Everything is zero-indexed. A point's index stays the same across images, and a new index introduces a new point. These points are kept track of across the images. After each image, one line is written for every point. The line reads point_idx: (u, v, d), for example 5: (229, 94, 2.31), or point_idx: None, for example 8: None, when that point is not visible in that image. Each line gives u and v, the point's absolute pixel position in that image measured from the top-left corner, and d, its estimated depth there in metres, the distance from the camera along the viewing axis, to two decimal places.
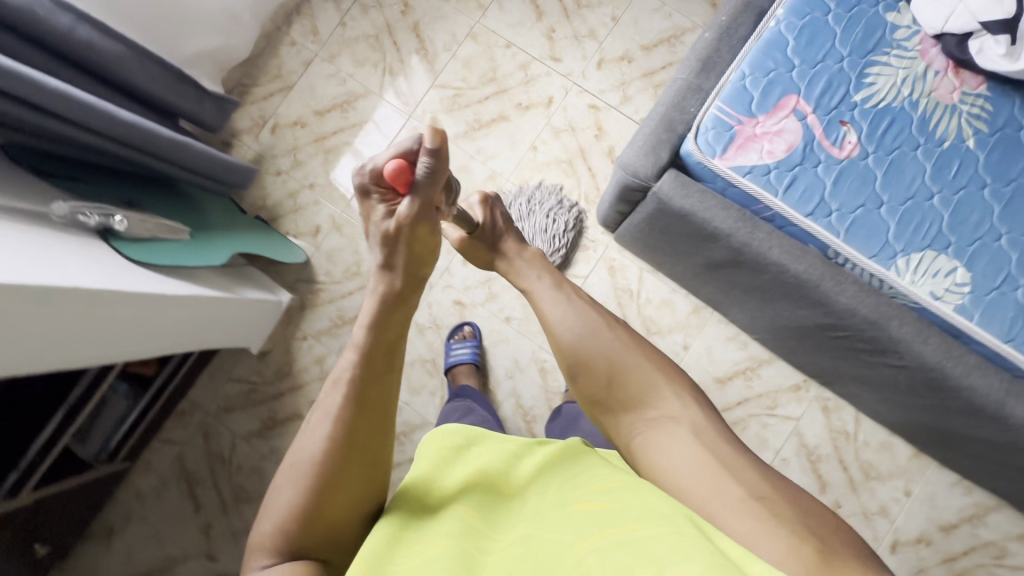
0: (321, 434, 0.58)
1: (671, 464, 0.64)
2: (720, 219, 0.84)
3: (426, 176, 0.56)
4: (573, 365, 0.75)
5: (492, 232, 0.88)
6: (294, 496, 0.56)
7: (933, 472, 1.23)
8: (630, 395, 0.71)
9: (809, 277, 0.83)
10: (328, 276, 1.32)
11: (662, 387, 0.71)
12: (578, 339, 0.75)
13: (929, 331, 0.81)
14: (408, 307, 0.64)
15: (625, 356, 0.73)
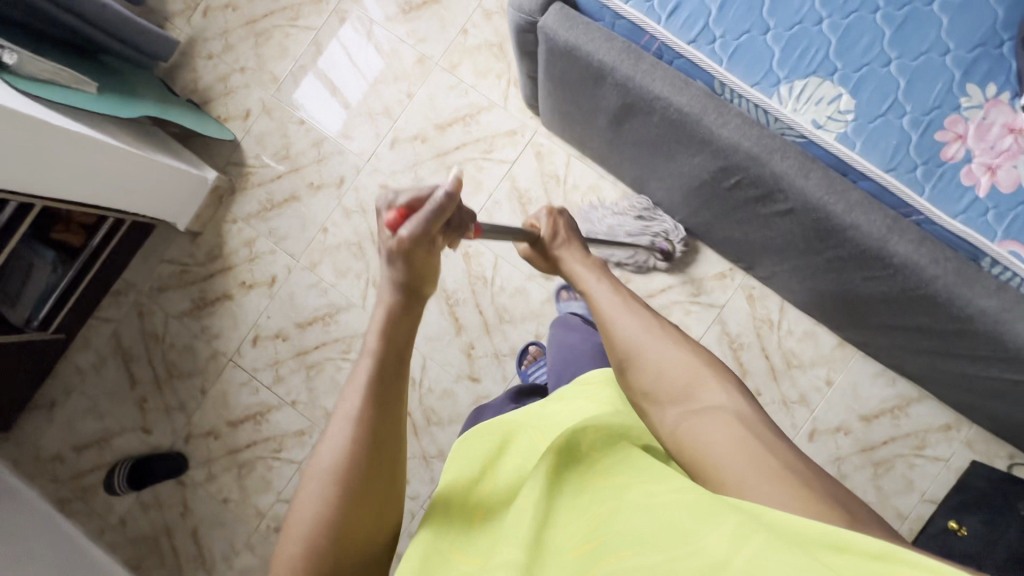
0: (341, 442, 0.47)
1: (715, 450, 0.51)
2: (604, 52, 0.82)
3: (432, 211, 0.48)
4: (619, 356, 0.64)
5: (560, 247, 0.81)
6: (314, 513, 0.46)
7: (857, 362, 1.21)
8: (675, 384, 0.59)
9: (691, 110, 0.80)
10: (258, 160, 1.33)
11: (711, 381, 0.58)
12: (626, 324, 0.65)
13: (811, 165, 0.78)
14: (411, 316, 0.52)
15: (670, 344, 0.62)
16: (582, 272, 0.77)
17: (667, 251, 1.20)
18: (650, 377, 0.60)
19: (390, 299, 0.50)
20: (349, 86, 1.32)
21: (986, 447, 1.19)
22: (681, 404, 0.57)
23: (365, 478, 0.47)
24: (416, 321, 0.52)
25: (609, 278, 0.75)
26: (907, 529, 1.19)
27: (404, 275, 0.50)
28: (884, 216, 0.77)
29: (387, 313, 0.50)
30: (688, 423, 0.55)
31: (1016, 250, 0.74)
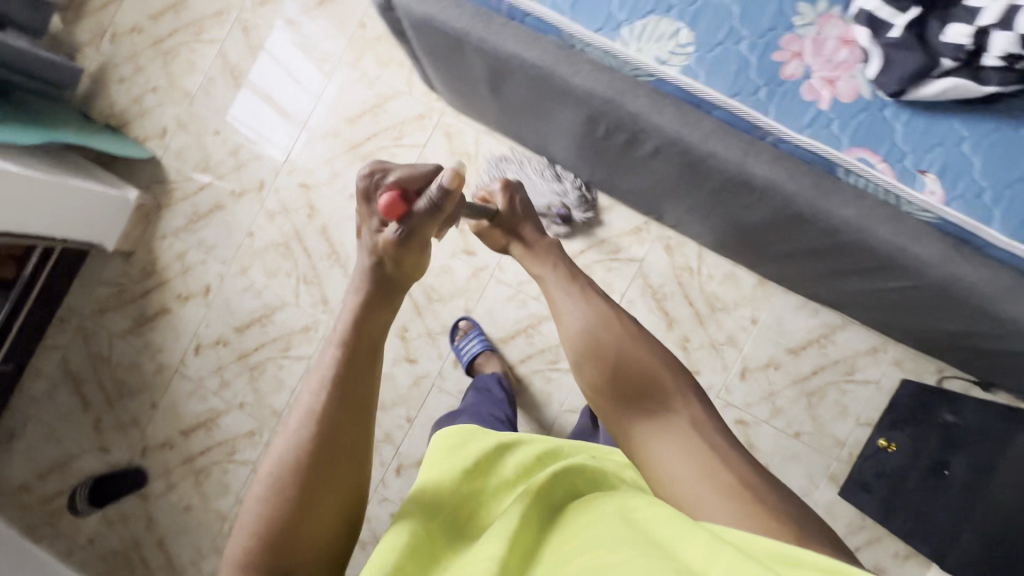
0: (299, 437, 0.53)
1: (667, 464, 0.61)
2: (454, 18, 0.84)
3: (425, 208, 0.58)
4: (578, 354, 0.69)
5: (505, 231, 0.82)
6: (273, 502, 0.52)
7: (779, 297, 1.23)
8: (631, 390, 0.66)
9: (544, 64, 0.83)
10: (179, 174, 1.37)
11: (664, 379, 0.67)
12: (586, 324, 0.69)
13: (664, 101, 0.81)
14: (393, 299, 0.62)
15: (630, 347, 0.68)
16: (535, 263, 0.79)
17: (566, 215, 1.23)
18: (605, 382, 0.67)
19: (364, 291, 0.59)
20: (297, 101, 1.35)
21: (914, 364, 1.20)
22: (636, 408, 0.66)
23: (319, 461, 0.53)
24: (393, 303, 0.62)
25: (568, 270, 0.77)
26: (846, 455, 1.21)
27: (390, 267, 0.60)
28: (739, 141, 0.80)
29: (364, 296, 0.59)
30: (641, 430, 0.64)
31: (863, 156, 0.76)
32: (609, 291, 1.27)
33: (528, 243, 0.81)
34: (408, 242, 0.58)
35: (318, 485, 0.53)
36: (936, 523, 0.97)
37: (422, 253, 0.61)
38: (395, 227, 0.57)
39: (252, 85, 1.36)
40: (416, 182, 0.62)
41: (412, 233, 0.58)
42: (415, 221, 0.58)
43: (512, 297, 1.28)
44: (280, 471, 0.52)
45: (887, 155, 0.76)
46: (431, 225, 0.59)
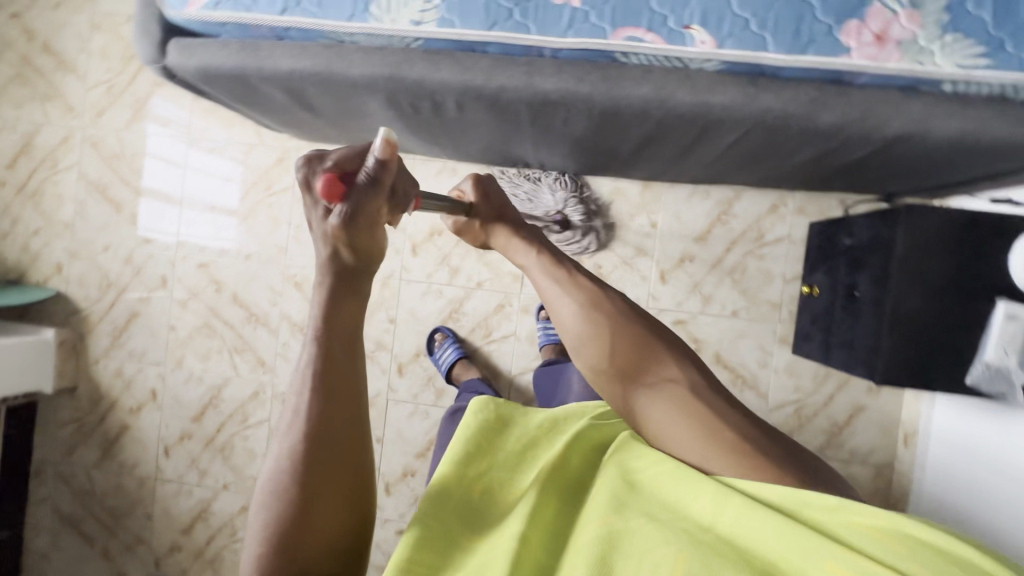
0: (294, 438, 0.54)
1: (692, 445, 0.60)
2: (224, 60, 0.88)
3: (365, 186, 0.54)
4: (586, 349, 0.64)
5: (484, 218, 0.74)
6: (278, 504, 0.53)
7: (667, 194, 1.25)
8: (645, 373, 0.63)
9: (319, 68, 0.86)
10: (88, 299, 1.41)
11: (667, 356, 0.64)
12: (591, 312, 0.64)
13: (438, 58, 0.83)
14: (354, 288, 0.58)
15: (635, 330, 0.64)
16: (515, 253, 0.72)
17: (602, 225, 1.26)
18: (620, 374, 0.63)
19: (327, 281, 0.57)
20: (170, 182, 1.39)
21: (815, 206, 1.21)
22: (658, 392, 0.62)
23: (319, 453, 0.54)
24: (360, 289, 0.59)
25: (553, 250, 0.71)
26: (786, 314, 1.23)
27: (352, 255, 0.56)
28: (518, 67, 0.82)
29: (327, 285, 0.57)
30: (664, 411, 0.62)
31: (630, 35, 0.77)
32: None
33: (516, 231, 0.72)
34: (354, 233, 0.54)
35: (320, 483, 0.54)
36: (860, 348, 0.95)
37: (377, 239, 0.57)
38: (335, 218, 0.53)
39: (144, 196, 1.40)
40: (351, 161, 0.56)
41: (356, 218, 0.54)
42: (355, 201, 0.53)
43: (427, 290, 1.32)
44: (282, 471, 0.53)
45: (650, 25, 0.77)
46: (372, 204, 0.54)
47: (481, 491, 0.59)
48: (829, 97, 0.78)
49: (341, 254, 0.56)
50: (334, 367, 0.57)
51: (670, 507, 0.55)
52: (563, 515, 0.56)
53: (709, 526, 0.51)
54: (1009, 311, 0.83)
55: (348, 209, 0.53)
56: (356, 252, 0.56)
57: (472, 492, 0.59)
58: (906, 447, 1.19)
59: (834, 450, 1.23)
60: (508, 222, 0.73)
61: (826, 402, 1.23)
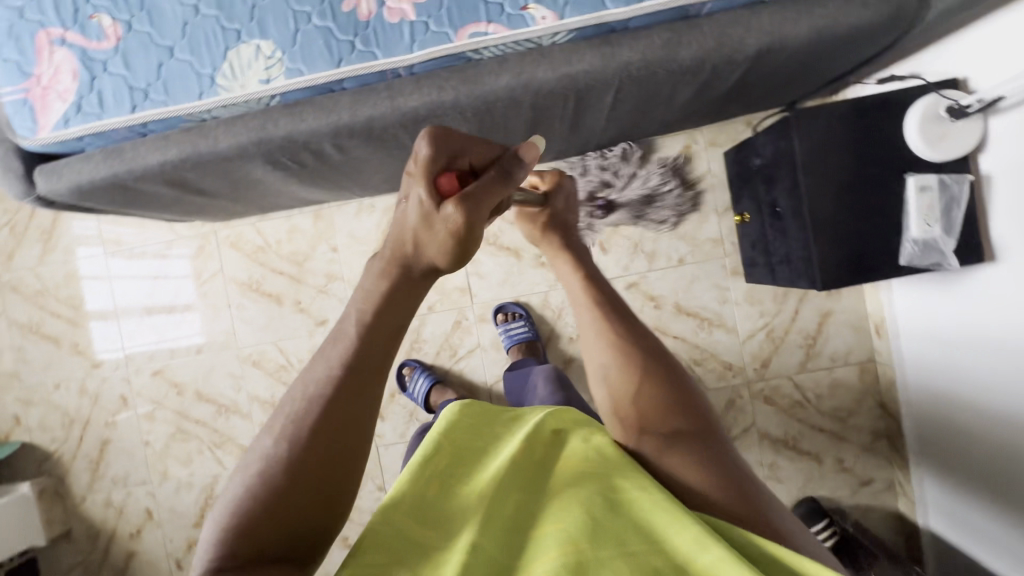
0: (303, 402, 0.50)
1: (669, 484, 0.57)
2: (94, 172, 0.87)
3: (490, 186, 0.50)
4: (606, 369, 0.64)
5: (551, 220, 0.78)
6: (260, 476, 0.48)
7: None
8: (650, 407, 0.61)
9: (187, 153, 0.85)
10: (55, 441, 1.38)
11: (685, 403, 0.62)
12: (618, 340, 0.65)
13: (298, 108, 0.82)
14: (416, 295, 0.52)
15: (659, 369, 0.64)
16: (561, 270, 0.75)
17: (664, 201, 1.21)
18: (629, 397, 0.62)
19: (407, 277, 0.50)
20: (100, 299, 1.37)
21: (723, 135, 1.22)
22: (651, 428, 0.60)
23: (325, 428, 0.49)
24: (417, 300, 0.52)
25: (595, 281, 0.72)
26: (729, 246, 1.24)
27: (454, 254, 0.50)
28: (379, 95, 0.81)
29: (391, 280, 0.50)
30: (656, 447, 0.59)
31: (473, 31, 0.78)
32: None
33: (566, 243, 0.77)
34: (469, 234, 0.48)
35: (302, 482, 0.48)
36: (797, 260, 0.96)
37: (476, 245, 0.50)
38: (455, 210, 0.47)
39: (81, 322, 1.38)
40: (479, 157, 0.53)
41: (476, 215, 0.48)
42: (480, 198, 0.49)
43: None
44: (271, 459, 0.49)
45: (489, 16, 0.78)
46: (494, 201, 0.50)
47: (438, 486, 0.53)
48: (681, 34, 0.78)
49: (426, 249, 0.49)
50: (374, 337, 0.51)
51: (645, 534, 0.47)
52: (523, 509, 0.51)
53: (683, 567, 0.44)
54: (919, 184, 0.84)
55: (471, 203, 0.47)
56: (450, 250, 0.49)
57: (429, 489, 0.52)
58: (879, 338, 1.20)
59: (814, 361, 1.24)
60: (564, 236, 0.78)
61: (793, 318, 1.24)
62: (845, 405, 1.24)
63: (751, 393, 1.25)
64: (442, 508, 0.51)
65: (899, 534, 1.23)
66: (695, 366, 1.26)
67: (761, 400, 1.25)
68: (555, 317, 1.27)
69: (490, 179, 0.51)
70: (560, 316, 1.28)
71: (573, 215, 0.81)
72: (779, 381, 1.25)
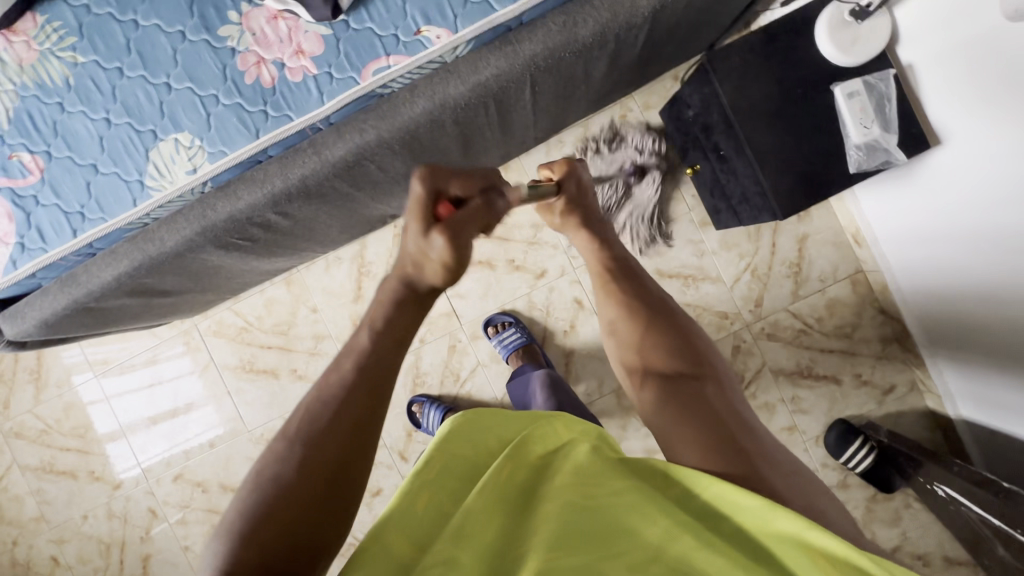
0: (310, 417, 0.55)
1: (660, 417, 0.61)
2: (54, 304, 0.87)
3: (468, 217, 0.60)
4: (614, 321, 0.73)
5: (569, 205, 0.81)
6: (257, 490, 0.51)
7: (528, 164, 1.26)
8: (653, 351, 0.68)
9: (138, 261, 0.85)
10: (97, 571, 1.38)
11: (694, 356, 0.67)
12: (625, 298, 0.73)
13: (232, 187, 0.83)
14: (416, 313, 0.63)
15: (671, 325, 0.70)
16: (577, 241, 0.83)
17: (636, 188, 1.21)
18: (639, 347, 0.69)
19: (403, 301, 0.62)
20: (104, 420, 1.37)
21: (656, 96, 1.23)
22: (652, 369, 0.67)
23: (323, 449, 0.53)
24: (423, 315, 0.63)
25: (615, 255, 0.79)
26: (691, 200, 1.24)
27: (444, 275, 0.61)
28: (305, 152, 0.82)
29: (392, 296, 0.62)
30: (653, 387, 0.64)
31: (376, 68, 0.79)
32: None
33: (585, 224, 0.81)
34: (453, 260, 0.59)
35: (310, 473, 0.52)
36: (754, 196, 0.96)
37: (465, 265, 0.62)
38: (441, 240, 0.58)
39: (91, 449, 1.38)
40: (466, 188, 0.63)
41: (456, 240, 0.59)
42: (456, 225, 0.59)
43: None
44: (282, 461, 0.53)
45: (387, 50, 0.79)
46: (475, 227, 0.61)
47: (427, 503, 0.48)
48: (575, 14, 0.79)
49: (423, 270, 0.61)
50: (376, 366, 0.58)
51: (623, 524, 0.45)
52: (507, 528, 0.46)
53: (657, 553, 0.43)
54: (847, 91, 0.85)
55: (455, 232, 0.59)
56: (443, 273, 0.61)
57: (417, 507, 0.47)
58: (860, 247, 1.20)
59: (805, 287, 1.24)
60: (583, 213, 0.82)
61: (772, 250, 1.24)
62: (847, 321, 1.23)
63: (754, 333, 1.25)
64: (428, 529, 0.46)
65: (935, 431, 1.22)
66: None
67: (765, 338, 1.25)
68: (544, 316, 1.28)
69: (475, 207, 0.61)
70: (548, 313, 1.28)
71: (591, 198, 0.84)
72: (777, 315, 1.25)
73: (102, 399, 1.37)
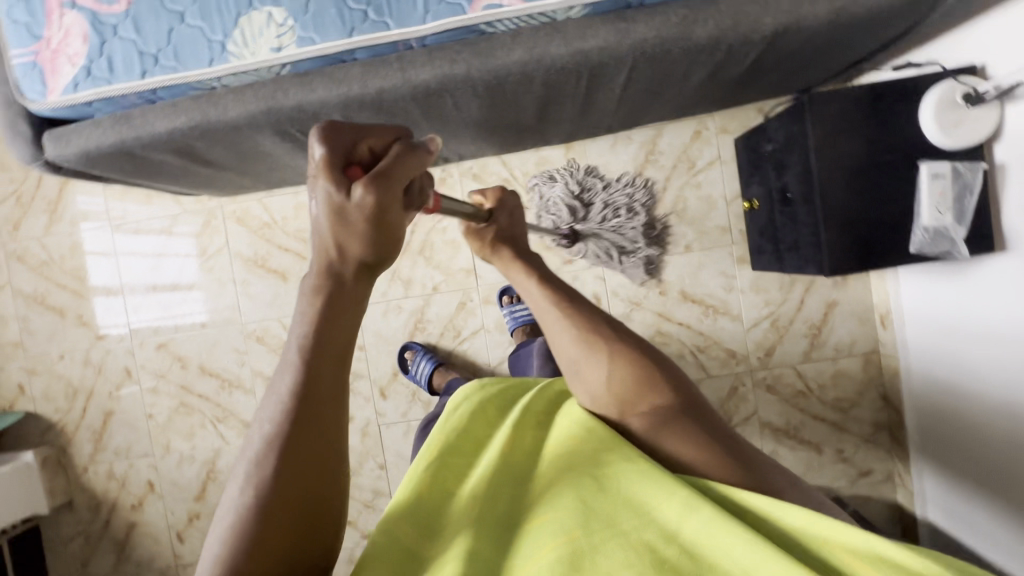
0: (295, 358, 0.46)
1: (653, 449, 0.60)
2: (101, 137, 0.86)
3: (398, 167, 0.44)
4: (576, 361, 0.64)
5: (502, 236, 0.73)
6: (259, 444, 0.45)
7: (590, 150, 1.25)
8: (634, 389, 0.62)
9: (196, 121, 0.84)
10: (58, 412, 1.39)
11: (657, 382, 0.63)
12: (582, 330, 0.64)
13: (310, 79, 0.82)
14: (358, 304, 0.47)
15: (636, 358, 0.63)
16: (520, 283, 0.70)
17: (567, 233, 1.19)
18: (606, 384, 0.63)
19: (315, 294, 0.45)
20: (106, 271, 1.37)
21: (734, 122, 1.21)
22: (630, 407, 0.62)
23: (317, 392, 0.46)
24: (362, 305, 0.47)
25: (555, 277, 0.69)
26: (738, 234, 1.23)
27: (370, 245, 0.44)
28: (390, 66, 0.81)
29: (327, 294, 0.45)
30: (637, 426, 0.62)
31: (488, 3, 0.77)
32: (457, 247, 1.28)
33: (519, 254, 0.71)
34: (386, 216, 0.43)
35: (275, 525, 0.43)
36: (805, 246, 0.95)
37: (400, 234, 0.45)
38: (365, 194, 0.41)
39: (85, 295, 1.38)
40: (376, 141, 0.46)
41: (386, 197, 0.42)
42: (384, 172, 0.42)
43: (388, 309, 1.31)
44: (267, 452, 0.45)
45: None
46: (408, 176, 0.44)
47: (430, 488, 0.55)
48: (697, 12, 0.77)
49: (346, 247, 0.44)
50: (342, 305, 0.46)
51: (634, 505, 0.51)
52: (515, 504, 0.54)
53: (672, 535, 0.48)
54: (933, 171, 0.83)
55: (381, 187, 0.42)
56: (371, 242, 0.44)
57: (425, 492, 0.55)
58: (885, 330, 1.19)
59: (819, 351, 1.23)
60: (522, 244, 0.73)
61: (798, 307, 1.23)
62: (847, 396, 1.24)
63: (754, 380, 1.25)
64: (435, 514, 0.53)
65: (895, 524, 1.24)
66: (698, 353, 1.26)
67: (764, 388, 1.25)
68: None
69: (394, 158, 0.44)
70: None
71: (520, 220, 0.76)
72: (782, 370, 1.24)
73: (108, 252, 1.37)
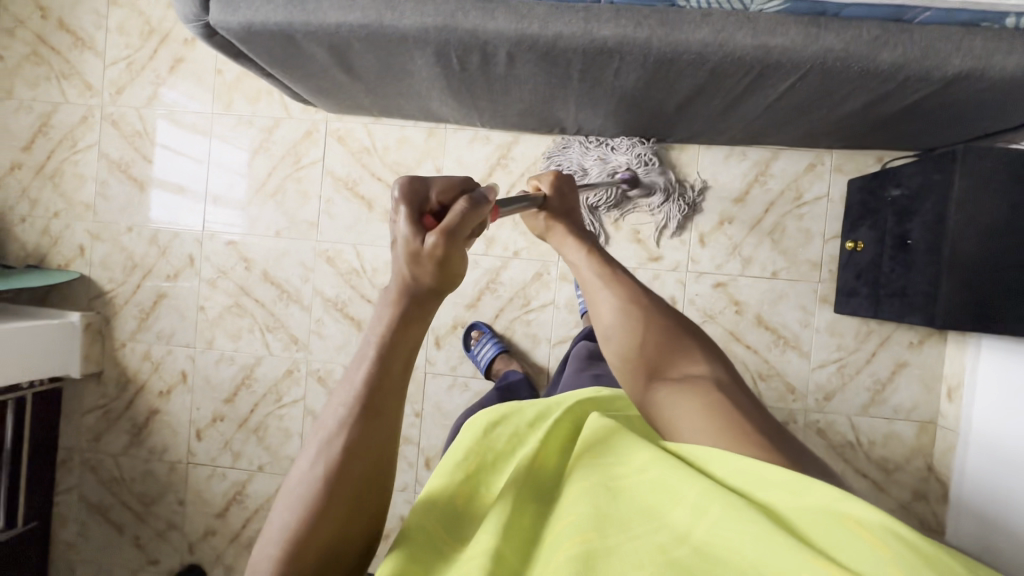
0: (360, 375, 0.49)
1: (680, 416, 0.60)
2: (270, 14, 0.85)
3: (463, 221, 0.48)
4: (611, 328, 0.69)
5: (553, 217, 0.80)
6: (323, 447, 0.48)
7: (703, 156, 1.25)
8: (653, 348, 0.67)
9: (369, 21, 0.83)
10: (112, 282, 1.38)
11: (694, 354, 0.67)
12: (622, 298, 0.70)
13: (493, 6, 0.81)
14: (418, 319, 0.51)
15: (677, 332, 0.68)
16: (569, 253, 0.77)
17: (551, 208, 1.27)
18: (637, 347, 0.66)
19: (394, 296, 0.50)
20: (195, 157, 1.36)
21: (851, 163, 1.21)
22: (663, 372, 0.65)
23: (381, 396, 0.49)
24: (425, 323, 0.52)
25: (601, 251, 0.76)
26: (827, 273, 1.23)
27: (434, 277, 0.49)
28: (575, 14, 0.80)
29: (398, 309, 0.49)
30: (667, 394, 0.63)
31: None
32: None
33: (575, 232, 0.78)
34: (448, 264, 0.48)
35: (342, 509, 0.47)
36: (915, 294, 0.96)
37: (457, 274, 0.51)
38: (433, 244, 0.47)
39: (168, 175, 1.37)
40: (447, 193, 0.50)
41: (452, 248, 0.48)
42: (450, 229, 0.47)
43: None
44: (331, 445, 0.48)
45: None
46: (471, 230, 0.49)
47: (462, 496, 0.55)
48: (891, 34, 0.77)
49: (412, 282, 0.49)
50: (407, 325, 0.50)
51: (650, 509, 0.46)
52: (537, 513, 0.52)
53: (687, 537, 0.43)
54: None
55: (452, 238, 0.47)
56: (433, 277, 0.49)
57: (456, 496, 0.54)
58: (950, 401, 1.19)
59: (877, 408, 1.23)
60: (573, 223, 0.80)
61: (868, 359, 1.23)
62: (893, 458, 1.23)
63: (806, 421, 1.25)
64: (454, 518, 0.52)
65: None
66: (758, 380, 1.25)
67: (814, 431, 1.25)
68: None
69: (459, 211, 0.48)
70: None
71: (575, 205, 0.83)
72: (836, 417, 1.24)
73: (201, 139, 1.36)
